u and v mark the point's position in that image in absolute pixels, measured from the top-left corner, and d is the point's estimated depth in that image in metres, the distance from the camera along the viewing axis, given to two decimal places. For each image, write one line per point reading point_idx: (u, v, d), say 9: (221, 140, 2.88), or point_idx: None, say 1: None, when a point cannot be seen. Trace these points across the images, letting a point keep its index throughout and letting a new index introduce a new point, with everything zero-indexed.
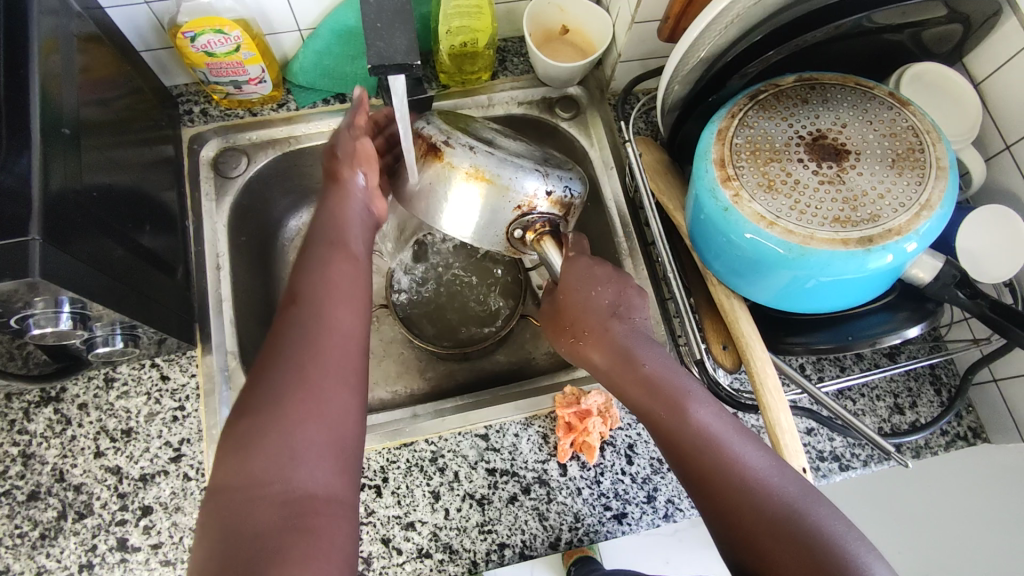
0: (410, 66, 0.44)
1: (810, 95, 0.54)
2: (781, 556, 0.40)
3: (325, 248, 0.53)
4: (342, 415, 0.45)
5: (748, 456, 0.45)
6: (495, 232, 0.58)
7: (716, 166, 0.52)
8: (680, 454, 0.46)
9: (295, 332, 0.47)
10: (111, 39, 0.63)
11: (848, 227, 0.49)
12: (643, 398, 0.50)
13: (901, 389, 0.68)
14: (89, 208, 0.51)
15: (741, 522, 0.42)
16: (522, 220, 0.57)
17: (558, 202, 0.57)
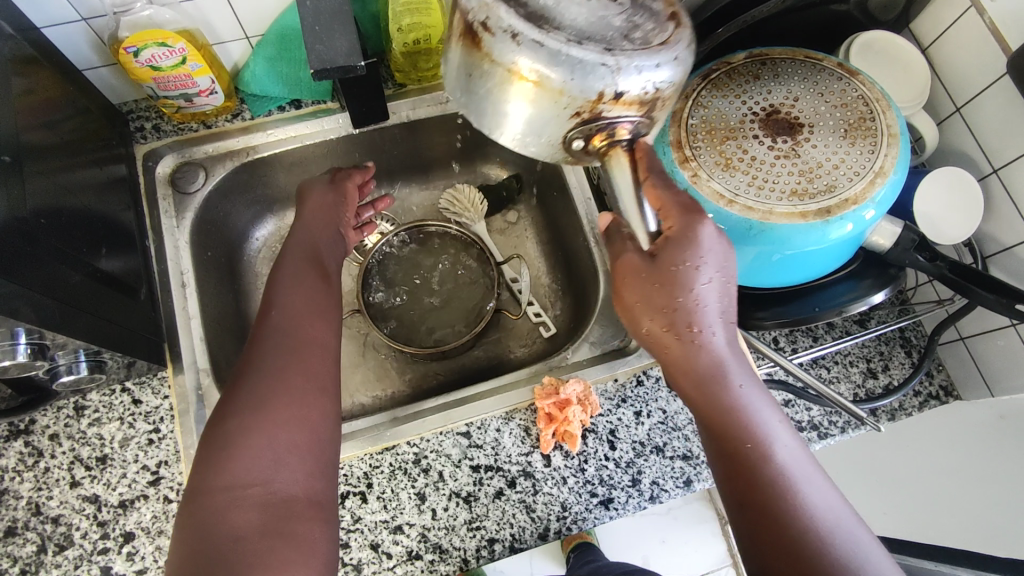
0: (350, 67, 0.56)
1: (761, 71, 0.54)
2: None
3: (299, 263, 0.58)
4: (318, 420, 0.49)
5: (815, 499, 0.42)
6: (544, 142, 0.41)
7: (673, 148, 0.52)
8: (758, 507, 0.42)
9: (273, 339, 0.51)
10: (50, 59, 0.61)
11: (806, 200, 0.49)
12: (725, 429, 0.44)
13: (873, 354, 0.69)
14: (39, 237, 0.50)
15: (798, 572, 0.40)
16: (581, 129, 0.39)
17: (638, 103, 0.38)
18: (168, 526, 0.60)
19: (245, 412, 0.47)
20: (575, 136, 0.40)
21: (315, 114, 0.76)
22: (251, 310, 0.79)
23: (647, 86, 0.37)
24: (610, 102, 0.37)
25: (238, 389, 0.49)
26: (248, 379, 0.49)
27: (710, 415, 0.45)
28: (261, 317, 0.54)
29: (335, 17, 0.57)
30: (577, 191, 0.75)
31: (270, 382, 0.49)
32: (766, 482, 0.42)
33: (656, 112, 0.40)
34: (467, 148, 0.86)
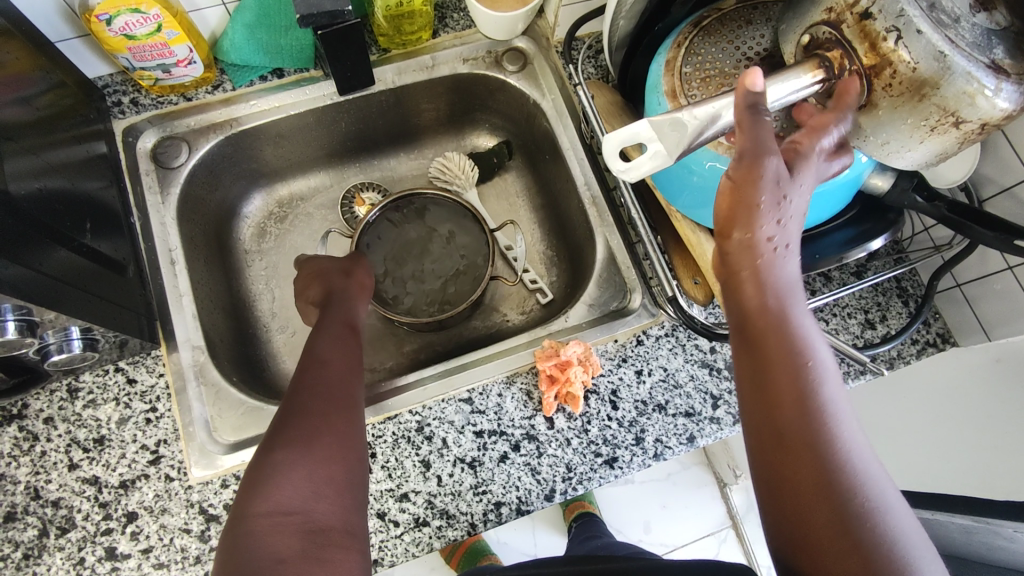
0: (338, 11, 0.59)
1: (754, 15, 0.53)
2: (826, 536, 0.36)
3: (332, 320, 0.60)
4: (355, 461, 0.48)
5: (850, 435, 0.38)
6: (792, 33, 0.48)
7: (668, 97, 0.52)
8: (787, 435, 0.38)
9: (312, 384, 0.51)
10: (21, 31, 0.59)
11: None
12: (780, 343, 0.40)
13: (871, 305, 0.69)
14: (24, 212, 0.48)
15: (801, 491, 0.37)
16: (820, 30, 0.45)
17: (872, 49, 0.42)
18: (171, 504, 0.59)
19: (288, 447, 0.46)
20: (811, 34, 0.46)
21: (298, 83, 0.74)
22: (241, 287, 0.78)
23: (892, 28, 0.41)
24: (855, 17, 0.42)
25: (282, 427, 0.48)
26: (290, 419, 0.48)
27: (760, 337, 0.40)
28: (302, 366, 0.54)
29: None
30: (570, 153, 0.74)
31: (313, 422, 0.48)
32: (805, 425, 0.38)
33: (876, 87, 0.43)
34: (455, 114, 0.84)
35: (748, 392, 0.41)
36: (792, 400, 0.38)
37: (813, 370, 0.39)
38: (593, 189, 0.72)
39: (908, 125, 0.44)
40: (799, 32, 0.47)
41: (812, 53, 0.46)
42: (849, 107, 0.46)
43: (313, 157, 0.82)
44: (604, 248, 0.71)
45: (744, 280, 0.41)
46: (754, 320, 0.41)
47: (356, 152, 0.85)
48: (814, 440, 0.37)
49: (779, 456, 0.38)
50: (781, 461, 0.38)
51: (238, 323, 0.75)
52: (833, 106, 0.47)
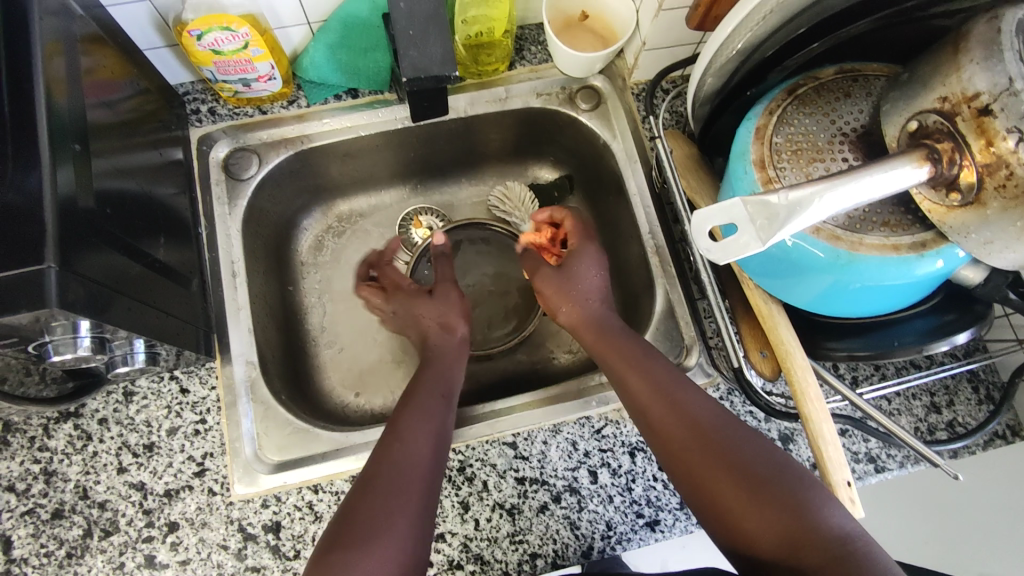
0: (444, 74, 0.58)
1: (853, 88, 0.51)
2: (703, 469, 0.48)
3: (426, 394, 0.59)
4: (416, 558, 0.47)
5: (691, 402, 0.53)
6: (897, 116, 0.46)
7: (756, 167, 0.50)
8: (649, 414, 0.54)
9: (386, 472, 0.50)
10: (115, 39, 0.60)
11: (899, 232, 0.47)
12: (604, 353, 0.61)
13: (938, 388, 0.66)
14: (99, 224, 0.49)
15: (677, 446, 0.51)
16: (931, 119, 0.43)
17: (988, 148, 0.39)
18: (211, 518, 0.60)
19: (351, 544, 0.45)
20: (919, 121, 0.44)
21: (371, 105, 0.74)
22: (295, 299, 0.79)
23: (1014, 129, 0.38)
24: (973, 111, 0.40)
25: (344, 522, 0.47)
26: (360, 514, 0.47)
27: (625, 380, 0.57)
28: (383, 450, 0.52)
29: (429, 22, 0.58)
30: (637, 199, 0.72)
31: (377, 519, 0.47)
32: (675, 417, 0.52)
33: (988, 185, 0.40)
34: (521, 146, 0.83)
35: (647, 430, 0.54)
36: (664, 406, 0.53)
37: (669, 382, 0.55)
38: (657, 239, 0.71)
39: (1015, 230, 0.40)
40: (906, 118, 0.45)
41: (919, 142, 0.44)
42: (954, 203, 0.43)
43: (377, 176, 0.83)
44: (663, 300, 0.69)
45: (584, 331, 0.64)
46: (616, 363, 0.59)
47: (419, 174, 0.84)
48: (661, 416, 0.53)
49: (659, 440, 0.52)
50: (692, 472, 0.49)
51: (289, 338, 0.75)
52: (934, 199, 0.44)
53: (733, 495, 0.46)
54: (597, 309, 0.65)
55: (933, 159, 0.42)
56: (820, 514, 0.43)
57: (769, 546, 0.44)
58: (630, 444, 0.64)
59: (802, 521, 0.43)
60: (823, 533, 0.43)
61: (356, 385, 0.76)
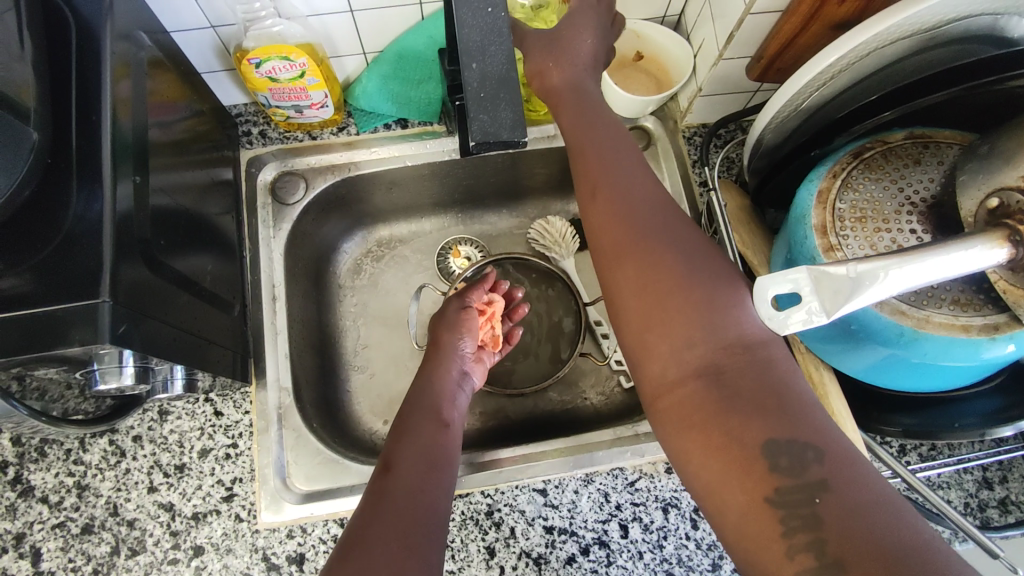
0: (515, 142, 0.44)
1: (924, 155, 0.49)
2: (613, 240, 0.45)
3: (424, 418, 0.55)
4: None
5: (621, 156, 0.49)
6: (973, 190, 0.44)
7: (817, 232, 0.48)
8: (576, 128, 0.51)
9: (387, 497, 0.46)
10: (176, 64, 0.61)
11: (970, 311, 0.44)
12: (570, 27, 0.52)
13: (991, 463, 0.64)
14: (152, 253, 0.49)
15: (596, 201, 0.47)
16: (1011, 197, 0.41)
17: None
18: (236, 545, 0.60)
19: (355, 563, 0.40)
20: (1001, 198, 0.42)
21: (420, 135, 0.73)
22: (331, 322, 0.78)
23: None
24: None
25: (347, 544, 0.42)
26: (356, 536, 0.42)
27: (582, 156, 0.50)
28: (384, 477, 0.48)
29: (501, 85, 0.45)
30: None
31: (369, 538, 0.42)
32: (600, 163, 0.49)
33: None
34: (566, 181, 0.82)
35: (585, 215, 0.48)
36: (587, 177, 0.48)
37: (614, 151, 0.49)
38: None
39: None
40: (983, 194, 0.43)
41: (999, 221, 0.41)
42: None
43: (419, 204, 0.82)
44: None
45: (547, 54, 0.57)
46: (576, 138, 0.51)
47: (461, 204, 0.84)
48: (589, 146, 0.50)
49: (586, 203, 0.48)
50: (618, 270, 0.45)
51: (323, 362, 0.75)
52: (1010, 281, 0.42)
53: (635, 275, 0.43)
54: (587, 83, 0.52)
55: (1014, 239, 0.39)
56: (730, 319, 0.41)
57: (672, 349, 0.41)
58: (664, 499, 0.62)
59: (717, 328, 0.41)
60: (734, 336, 0.41)
61: (385, 413, 0.76)
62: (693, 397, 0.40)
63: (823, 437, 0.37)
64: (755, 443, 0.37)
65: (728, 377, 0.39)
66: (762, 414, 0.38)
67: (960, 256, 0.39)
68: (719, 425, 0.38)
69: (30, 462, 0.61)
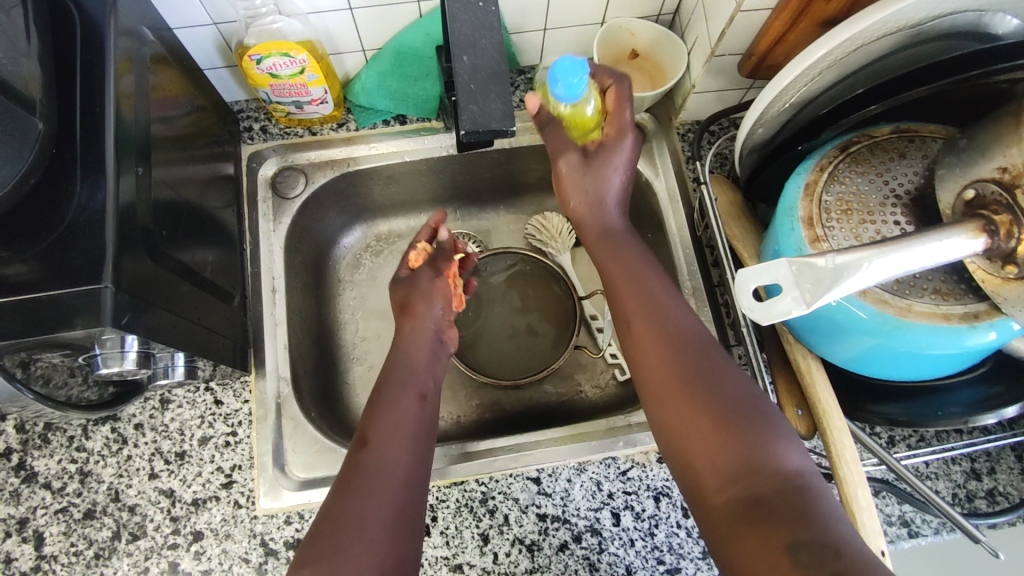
0: (503, 130, 0.55)
1: (909, 149, 0.50)
2: (654, 364, 0.49)
3: (400, 390, 0.55)
4: (399, 563, 0.44)
5: (656, 286, 0.54)
6: (954, 182, 0.45)
7: (804, 224, 0.49)
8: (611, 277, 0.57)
9: (359, 477, 0.46)
10: (178, 60, 0.62)
11: (950, 300, 0.45)
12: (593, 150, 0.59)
13: (979, 454, 0.65)
14: (154, 243, 0.50)
15: (636, 330, 0.52)
16: (989, 188, 0.42)
17: None
18: (235, 531, 0.61)
19: (326, 556, 0.42)
20: (977, 189, 0.43)
21: (419, 131, 0.75)
22: (329, 315, 0.80)
23: None
24: None
25: (319, 533, 0.44)
26: (331, 519, 0.44)
27: (620, 297, 0.55)
28: (360, 454, 0.48)
29: (491, 78, 0.56)
30: (676, 239, 0.71)
31: (342, 522, 0.43)
32: (639, 293, 0.54)
33: None
34: None
35: (628, 355, 0.52)
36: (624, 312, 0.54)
37: (647, 271, 0.56)
38: (696, 280, 0.70)
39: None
40: (961, 186, 0.44)
41: (975, 211, 0.42)
42: (1010, 275, 0.42)
43: (417, 199, 0.84)
44: None
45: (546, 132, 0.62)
46: (615, 279, 0.56)
47: (458, 199, 0.85)
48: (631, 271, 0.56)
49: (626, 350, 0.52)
50: (660, 403, 0.47)
51: (322, 355, 0.76)
52: (988, 269, 0.43)
53: (676, 396, 0.47)
54: (615, 218, 0.60)
55: (990, 229, 0.41)
56: (767, 443, 0.43)
57: (709, 459, 0.43)
58: (656, 488, 0.63)
59: (756, 459, 0.42)
60: (776, 469, 0.41)
61: None
62: (733, 513, 0.41)
63: (848, 540, 0.37)
64: (781, 543, 0.37)
65: (770, 507, 0.39)
66: (793, 520, 0.38)
67: (938, 245, 0.40)
68: (757, 534, 0.39)
69: (33, 449, 0.62)
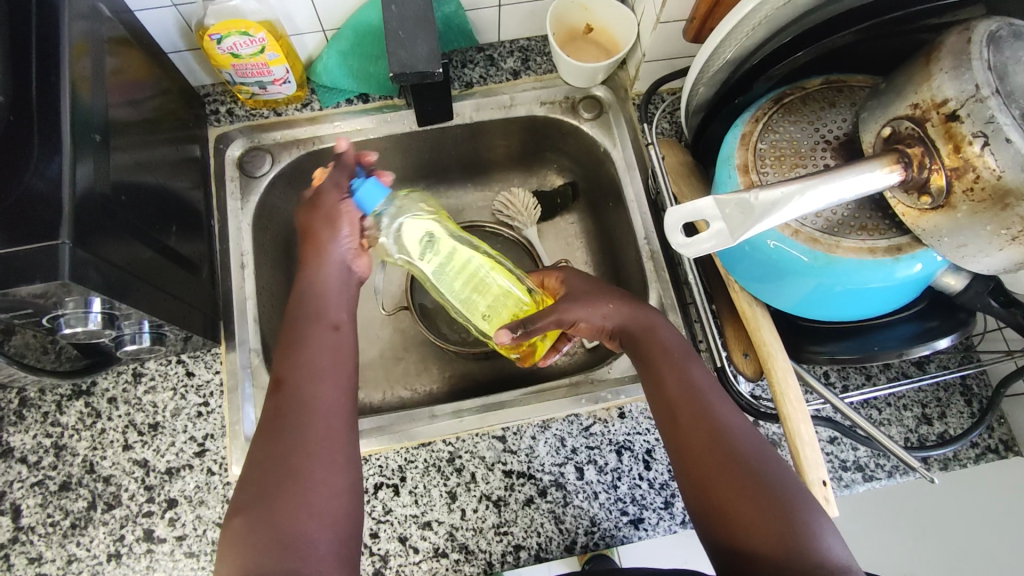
0: (429, 72, 0.62)
1: (838, 98, 0.52)
2: (705, 454, 0.48)
3: (315, 321, 0.54)
4: (343, 494, 0.47)
5: (698, 370, 0.54)
6: (874, 123, 0.47)
7: (739, 171, 0.52)
8: (646, 358, 0.56)
9: (285, 413, 0.49)
10: (140, 41, 0.64)
11: (875, 235, 0.48)
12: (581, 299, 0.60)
13: (930, 400, 0.66)
14: (116, 212, 0.52)
15: (681, 415, 0.51)
16: (904, 124, 0.44)
17: (954, 151, 0.40)
18: (209, 497, 0.62)
19: (261, 503, 0.45)
20: (893, 126, 0.45)
21: (381, 109, 0.77)
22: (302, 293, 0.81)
23: (979, 134, 0.39)
24: (942, 116, 0.41)
25: (249, 482, 0.47)
26: (267, 454, 0.47)
27: (661, 376, 0.54)
28: (282, 401, 0.50)
29: (418, 25, 0.63)
30: (634, 205, 0.73)
31: (280, 462, 0.47)
32: (680, 377, 0.53)
33: (956, 188, 0.41)
34: (526, 153, 0.85)
35: (671, 436, 0.51)
36: (666, 393, 0.53)
37: (681, 354, 0.55)
38: (653, 243, 0.72)
39: (986, 232, 0.41)
40: (880, 124, 0.46)
41: (892, 147, 0.44)
42: (926, 206, 0.44)
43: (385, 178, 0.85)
44: (656, 304, 0.70)
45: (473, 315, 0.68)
46: (655, 361, 0.55)
47: (425, 177, 0.87)
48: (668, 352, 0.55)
49: (671, 428, 0.51)
50: (712, 490, 0.47)
51: None
52: (907, 202, 0.45)
53: (729, 483, 0.47)
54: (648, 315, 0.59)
55: (903, 162, 0.43)
56: (818, 536, 0.44)
57: (760, 544, 0.44)
58: (618, 442, 0.65)
59: (808, 553, 0.43)
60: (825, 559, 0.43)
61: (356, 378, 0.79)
62: None
63: None
64: None
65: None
66: None
67: (858, 176, 0.42)
68: None
69: (9, 425, 0.64)
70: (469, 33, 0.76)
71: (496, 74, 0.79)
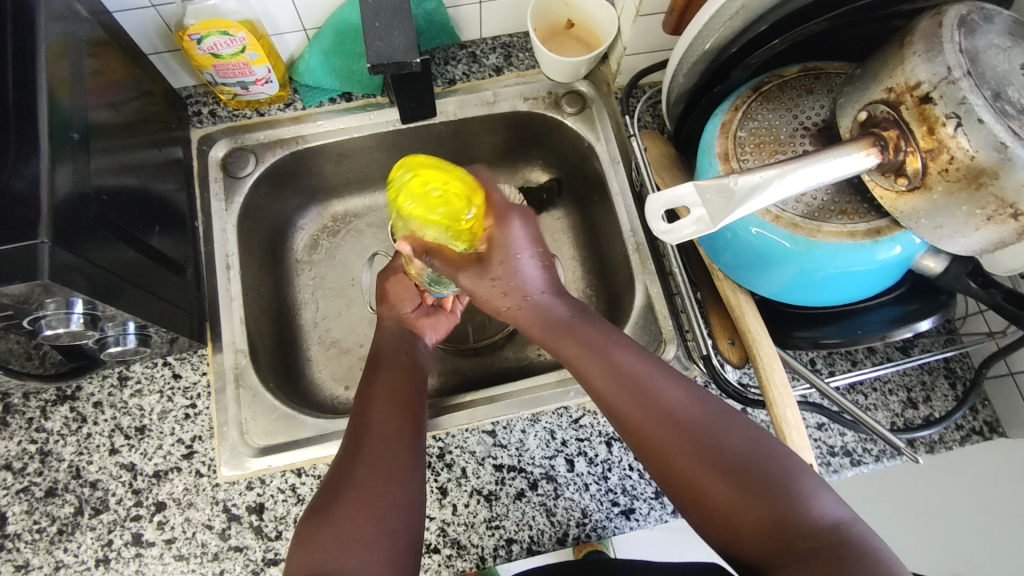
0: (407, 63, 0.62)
1: (815, 85, 0.53)
2: (662, 445, 0.46)
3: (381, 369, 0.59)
4: (400, 509, 0.48)
5: (623, 358, 0.50)
6: (850, 107, 0.47)
7: (720, 159, 0.52)
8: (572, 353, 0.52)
9: (352, 442, 0.52)
10: (120, 43, 0.64)
11: (855, 220, 0.49)
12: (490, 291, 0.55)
13: (915, 383, 0.67)
14: (98, 212, 0.51)
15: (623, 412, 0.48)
16: (879, 108, 0.44)
17: (929, 133, 0.41)
18: (197, 499, 0.62)
19: (320, 516, 0.47)
20: (869, 110, 0.45)
21: (364, 108, 0.77)
22: (288, 294, 0.81)
23: (952, 115, 0.39)
24: (915, 99, 0.42)
25: (316, 504, 0.49)
26: (336, 478, 0.50)
27: (587, 375, 0.51)
28: (351, 430, 0.53)
29: (395, 17, 0.63)
30: (618, 198, 0.74)
31: (342, 483, 0.49)
32: (609, 371, 0.50)
33: (931, 168, 0.41)
34: (511, 149, 0.86)
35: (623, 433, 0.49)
36: (603, 388, 0.50)
37: (607, 341, 0.52)
38: (638, 236, 0.72)
39: (962, 212, 0.42)
40: (856, 108, 0.46)
41: (868, 131, 0.45)
42: (902, 188, 0.44)
43: (370, 176, 0.85)
44: (643, 295, 0.70)
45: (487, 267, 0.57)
46: (574, 356, 0.52)
47: None
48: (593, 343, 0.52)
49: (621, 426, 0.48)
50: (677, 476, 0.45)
51: (282, 332, 0.78)
52: (884, 185, 0.45)
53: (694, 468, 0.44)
54: (551, 301, 0.54)
55: (880, 146, 0.43)
56: (807, 501, 0.42)
57: (749, 521, 0.42)
58: (607, 434, 0.65)
59: (800, 517, 0.41)
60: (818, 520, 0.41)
61: (345, 378, 0.78)
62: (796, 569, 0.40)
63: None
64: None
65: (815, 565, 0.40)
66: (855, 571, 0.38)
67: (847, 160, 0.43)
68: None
69: None
70: (451, 30, 0.76)
71: (479, 70, 0.79)
